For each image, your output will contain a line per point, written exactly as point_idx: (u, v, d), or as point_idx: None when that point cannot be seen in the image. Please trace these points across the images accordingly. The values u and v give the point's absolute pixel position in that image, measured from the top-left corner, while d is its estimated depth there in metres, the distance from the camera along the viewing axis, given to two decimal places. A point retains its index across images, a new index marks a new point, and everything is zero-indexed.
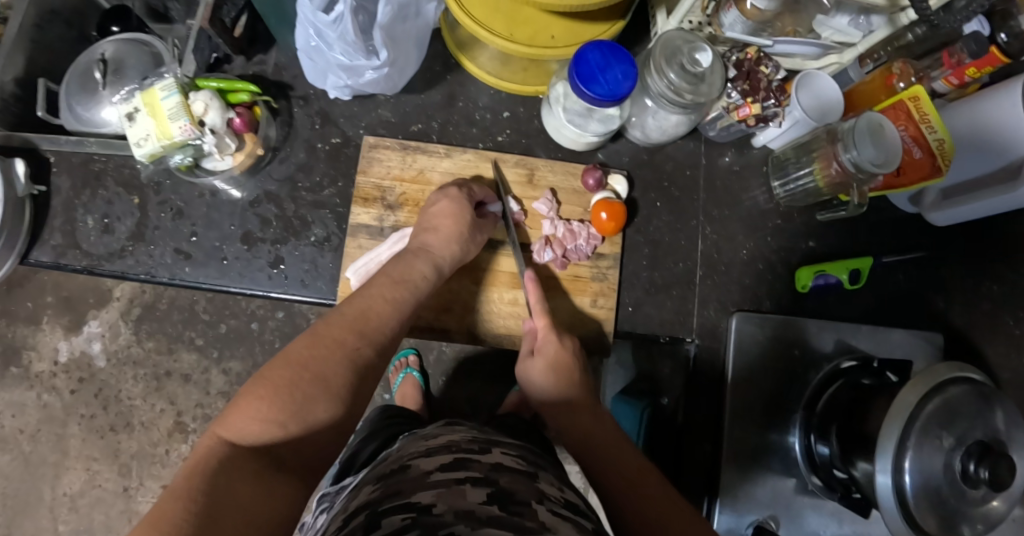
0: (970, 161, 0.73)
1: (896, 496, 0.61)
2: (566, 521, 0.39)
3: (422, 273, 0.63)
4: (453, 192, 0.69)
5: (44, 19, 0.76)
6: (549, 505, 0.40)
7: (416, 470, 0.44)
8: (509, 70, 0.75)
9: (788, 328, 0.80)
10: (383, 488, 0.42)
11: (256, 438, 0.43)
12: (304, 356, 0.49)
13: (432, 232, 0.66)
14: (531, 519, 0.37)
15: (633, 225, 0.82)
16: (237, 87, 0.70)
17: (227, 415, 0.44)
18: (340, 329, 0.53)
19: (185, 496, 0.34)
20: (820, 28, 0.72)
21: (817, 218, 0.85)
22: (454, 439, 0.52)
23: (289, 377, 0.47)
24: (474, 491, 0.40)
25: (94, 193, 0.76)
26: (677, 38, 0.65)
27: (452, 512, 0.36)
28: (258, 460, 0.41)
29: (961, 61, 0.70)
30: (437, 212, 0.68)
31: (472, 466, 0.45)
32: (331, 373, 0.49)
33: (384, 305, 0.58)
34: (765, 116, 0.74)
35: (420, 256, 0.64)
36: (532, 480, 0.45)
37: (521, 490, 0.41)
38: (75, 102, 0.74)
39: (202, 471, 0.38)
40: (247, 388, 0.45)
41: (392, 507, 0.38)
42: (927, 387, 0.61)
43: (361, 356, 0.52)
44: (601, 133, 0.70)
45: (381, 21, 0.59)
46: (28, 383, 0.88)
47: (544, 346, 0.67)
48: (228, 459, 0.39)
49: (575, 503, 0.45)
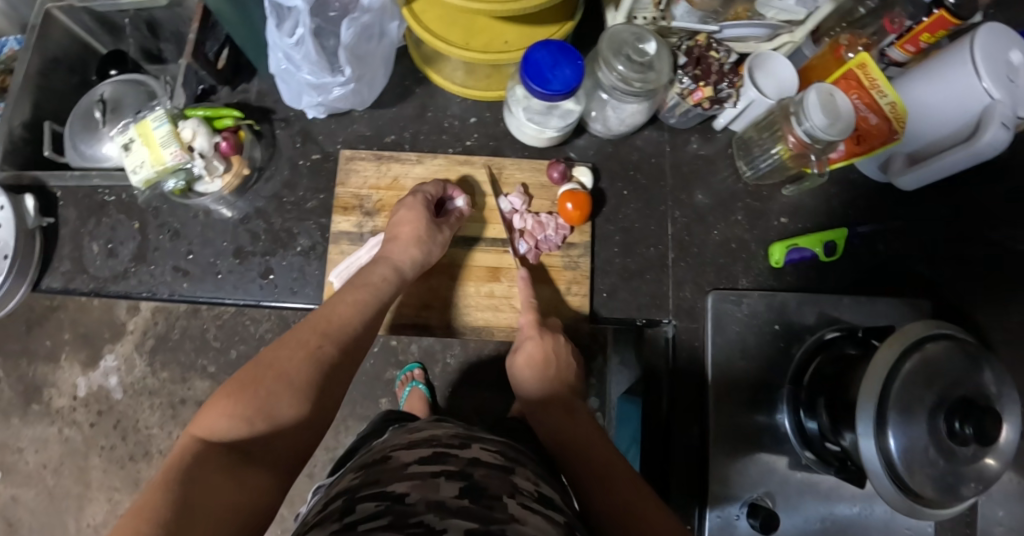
0: (931, 125, 0.76)
1: (882, 459, 0.62)
2: (536, 515, 0.42)
3: (382, 276, 0.67)
4: (411, 199, 0.73)
5: (47, 67, 0.83)
6: (520, 499, 0.43)
7: (396, 461, 0.47)
8: (472, 77, 0.80)
9: (766, 304, 0.82)
10: (364, 477, 0.45)
11: (225, 435, 0.45)
12: (269, 359, 0.53)
13: (394, 241, 0.71)
14: (501, 511, 0.40)
15: (602, 215, 0.86)
16: (223, 113, 0.76)
17: (199, 418, 0.47)
18: (305, 331, 0.57)
19: (160, 491, 0.38)
20: (763, 10, 0.75)
21: (785, 193, 0.88)
22: (437, 434, 0.55)
23: (255, 377, 0.50)
24: (448, 483, 0.42)
25: (99, 221, 0.82)
26: (625, 31, 0.69)
27: (424, 502, 0.39)
28: (229, 453, 0.44)
29: (905, 25, 0.73)
30: (399, 220, 0.72)
31: (450, 460, 0.47)
32: (295, 370, 0.52)
33: (346, 307, 0.62)
34: (718, 97, 0.77)
35: (380, 263, 0.69)
36: (508, 474, 0.48)
37: (493, 486, 0.43)
38: (79, 141, 0.81)
39: (176, 468, 0.41)
40: (215, 393, 0.49)
41: (369, 494, 0.41)
42: (903, 345, 0.63)
43: (325, 353, 0.56)
44: (561, 128, 0.75)
45: (346, 41, 0.66)
46: (50, 419, 0.94)
47: (524, 344, 0.72)
48: (199, 454, 0.43)
49: (550, 496, 0.47)
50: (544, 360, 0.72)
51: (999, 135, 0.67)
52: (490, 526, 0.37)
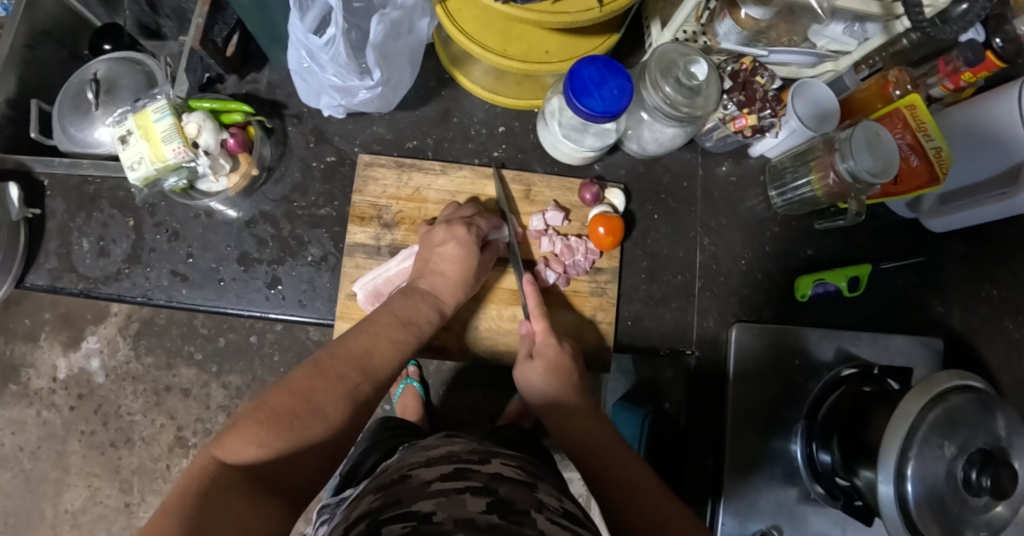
0: (968, 167, 0.72)
1: (899, 505, 0.59)
2: (565, 531, 0.38)
3: (427, 317, 0.62)
4: (462, 233, 0.67)
5: (34, 39, 0.77)
6: (548, 514, 0.39)
7: (417, 480, 0.43)
8: (502, 85, 0.75)
9: (788, 337, 0.80)
10: (385, 497, 0.41)
11: (250, 461, 0.42)
12: (306, 387, 0.49)
13: (440, 277, 0.66)
14: (531, 527, 0.36)
15: (630, 239, 0.83)
16: (231, 107, 0.69)
17: (223, 436, 0.43)
18: (344, 364, 0.53)
19: (178, 513, 0.33)
20: (815, 38, 0.70)
21: (816, 227, 0.85)
22: (454, 450, 0.50)
23: (291, 406, 0.47)
24: (474, 500, 0.39)
25: (89, 216, 0.76)
26: (672, 50, 0.65)
27: (452, 521, 0.35)
28: (251, 482, 0.40)
29: (959, 68, 0.69)
30: (444, 253, 0.67)
31: (472, 476, 0.43)
32: (329, 407, 0.49)
33: (387, 345, 0.57)
34: (761, 127, 0.73)
35: (426, 299, 0.64)
36: (531, 490, 0.43)
37: (519, 500, 0.39)
38: (68, 123, 0.74)
39: (194, 491, 0.36)
40: (243, 414, 0.45)
41: (395, 515, 0.37)
42: (926, 396, 0.59)
43: (361, 394, 0.52)
44: (596, 147, 0.71)
45: (374, 41, 0.60)
46: (27, 400, 0.94)
47: (542, 349, 0.66)
48: (220, 479, 0.38)
49: (574, 512, 0.43)
50: (563, 366, 0.64)
51: None
52: None
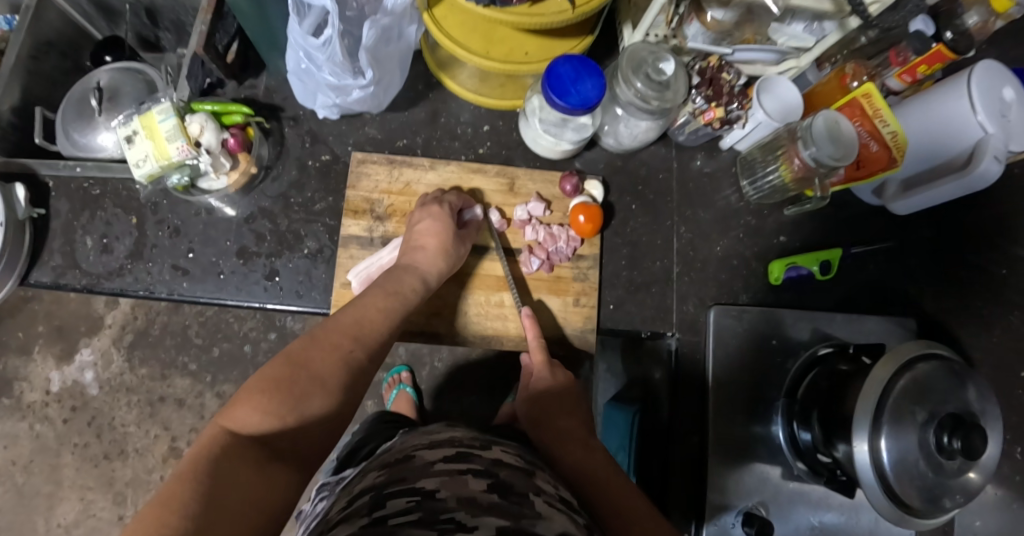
0: (924, 157, 0.78)
1: (874, 470, 0.61)
2: (562, 513, 0.41)
3: (411, 286, 0.66)
4: (436, 210, 0.72)
5: (39, 50, 0.81)
6: (545, 497, 0.42)
7: (421, 459, 0.46)
8: (487, 87, 0.81)
9: (765, 319, 0.84)
10: (389, 474, 0.44)
11: (256, 429, 0.45)
12: (302, 356, 0.52)
13: (421, 251, 0.69)
14: (529, 508, 0.39)
15: (611, 228, 0.87)
16: (232, 109, 0.74)
17: (228, 407, 0.46)
18: (336, 333, 0.56)
19: (190, 480, 0.37)
20: (775, 36, 0.74)
21: (786, 213, 0.90)
22: (457, 435, 0.53)
23: (289, 374, 0.49)
24: (476, 481, 0.41)
25: (94, 214, 0.79)
26: (643, 49, 0.71)
27: (456, 498, 0.38)
28: (257, 448, 0.44)
29: (908, 58, 0.75)
30: (422, 230, 0.71)
31: (474, 460, 0.46)
32: (327, 374, 0.52)
33: (375, 313, 0.61)
34: (728, 119, 0.81)
35: (408, 271, 0.68)
36: (530, 476, 0.46)
37: (519, 483, 0.42)
38: (73, 129, 0.78)
39: (204, 459, 0.40)
40: (246, 384, 0.48)
41: (398, 490, 0.40)
42: (896, 365, 0.62)
43: (355, 359, 0.55)
44: (575, 141, 0.76)
45: (367, 44, 0.65)
46: (20, 414, 0.95)
47: (537, 378, 0.70)
48: (229, 445, 0.42)
49: (569, 499, 0.46)
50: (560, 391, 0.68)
51: (991, 167, 0.70)
52: (521, 524, 0.36)
